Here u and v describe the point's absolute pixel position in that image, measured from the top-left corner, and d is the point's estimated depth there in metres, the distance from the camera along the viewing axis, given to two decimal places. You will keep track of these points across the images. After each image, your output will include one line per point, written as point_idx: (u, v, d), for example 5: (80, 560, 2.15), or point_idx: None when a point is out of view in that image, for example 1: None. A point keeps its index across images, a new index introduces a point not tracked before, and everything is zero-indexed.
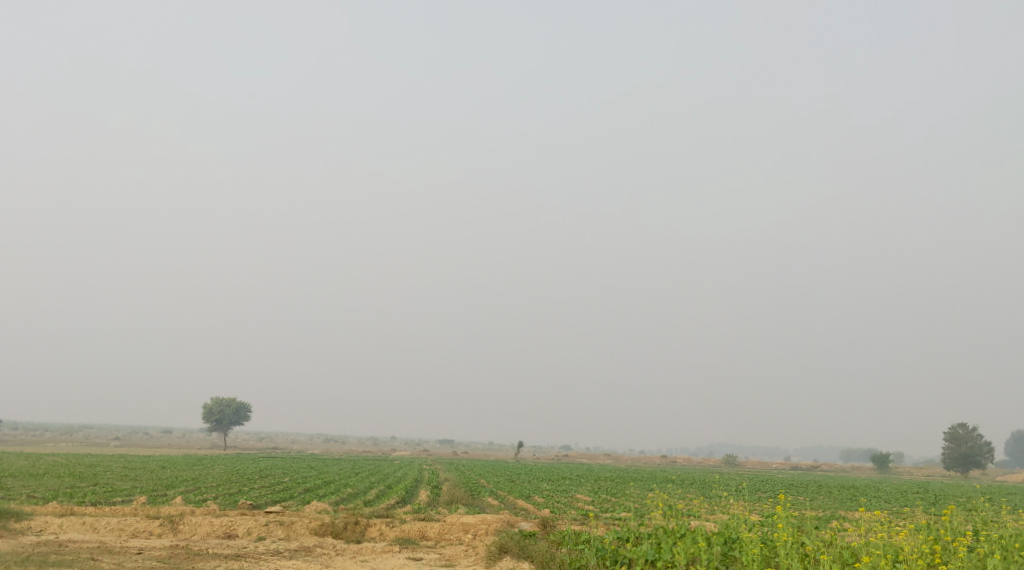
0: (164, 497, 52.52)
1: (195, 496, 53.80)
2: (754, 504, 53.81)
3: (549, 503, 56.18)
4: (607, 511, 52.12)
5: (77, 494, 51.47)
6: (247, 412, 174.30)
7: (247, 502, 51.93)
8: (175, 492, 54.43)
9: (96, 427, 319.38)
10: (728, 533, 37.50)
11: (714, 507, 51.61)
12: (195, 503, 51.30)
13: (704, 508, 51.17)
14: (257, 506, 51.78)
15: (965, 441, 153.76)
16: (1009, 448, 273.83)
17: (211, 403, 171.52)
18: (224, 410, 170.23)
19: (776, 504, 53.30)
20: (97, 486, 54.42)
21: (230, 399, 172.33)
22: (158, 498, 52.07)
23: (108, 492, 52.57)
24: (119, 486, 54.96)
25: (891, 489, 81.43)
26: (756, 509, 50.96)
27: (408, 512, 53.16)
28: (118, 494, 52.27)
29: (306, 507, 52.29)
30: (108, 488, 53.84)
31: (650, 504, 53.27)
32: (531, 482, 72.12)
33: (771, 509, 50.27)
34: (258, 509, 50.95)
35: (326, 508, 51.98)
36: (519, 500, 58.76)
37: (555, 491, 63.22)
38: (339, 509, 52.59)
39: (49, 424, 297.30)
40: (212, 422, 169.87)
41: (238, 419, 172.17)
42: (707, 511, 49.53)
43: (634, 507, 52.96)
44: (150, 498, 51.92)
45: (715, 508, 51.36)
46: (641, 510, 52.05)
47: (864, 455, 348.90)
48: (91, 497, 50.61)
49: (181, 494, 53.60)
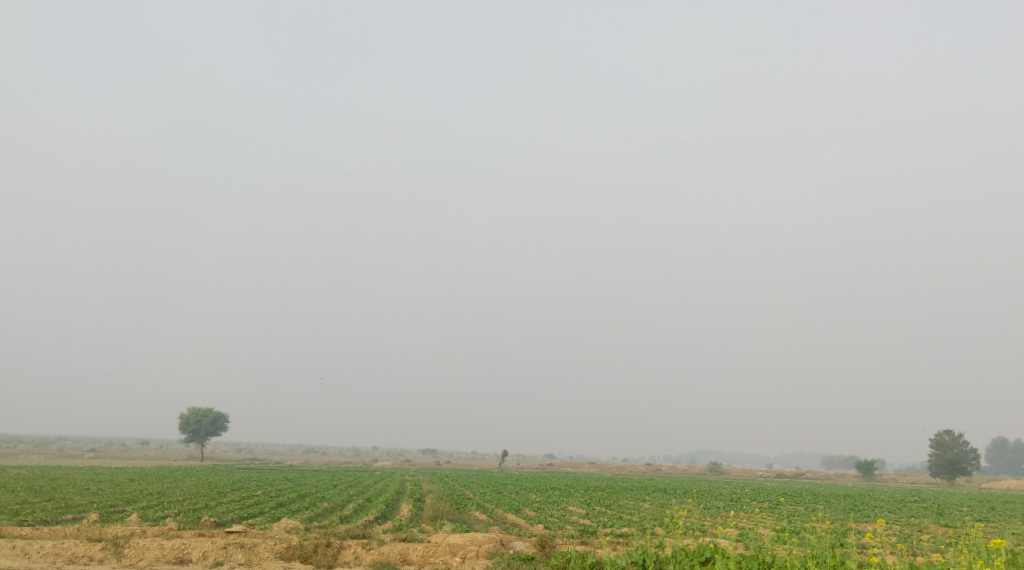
0: (119, 514, 49.06)
1: (153, 512, 50.36)
2: (759, 517, 51.06)
3: (542, 518, 53.20)
4: (607, 529, 49.01)
5: (21, 511, 48.00)
6: (226, 422, 169.91)
7: (210, 519, 48.54)
8: (133, 507, 51.03)
9: (71, 437, 314.10)
10: (762, 556, 34.89)
11: (721, 524, 48.60)
12: (152, 521, 47.92)
13: (712, 525, 48.06)
14: (221, 524, 48.40)
15: (951, 448, 152.09)
16: (990, 453, 273.33)
17: (187, 413, 167.18)
18: (201, 420, 166.00)
19: (783, 518, 50.50)
20: (47, 502, 50.94)
21: (207, 410, 168.05)
22: (112, 515, 48.76)
23: (58, 509, 49.16)
24: (74, 502, 51.43)
25: (887, 498, 79.40)
26: (765, 524, 48.32)
27: (389, 531, 49.88)
28: (70, 510, 48.89)
29: (274, 525, 49.08)
30: (61, 504, 50.40)
31: (655, 521, 50.20)
32: (519, 493, 68.93)
33: (782, 524, 47.64)
34: (220, 528, 47.54)
35: (296, 527, 48.66)
36: (508, 513, 55.82)
37: (545, 503, 60.43)
38: (311, 527, 49.39)
39: (24, 436, 291.18)
40: (189, 433, 165.67)
41: (215, 429, 167.77)
42: (714, 527, 46.76)
43: (637, 525, 49.75)
44: (103, 515, 48.56)
45: (724, 524, 48.46)
46: (643, 526, 49.22)
47: (846, 462, 347.68)
48: (37, 515, 47.17)
49: (138, 511, 50.19)
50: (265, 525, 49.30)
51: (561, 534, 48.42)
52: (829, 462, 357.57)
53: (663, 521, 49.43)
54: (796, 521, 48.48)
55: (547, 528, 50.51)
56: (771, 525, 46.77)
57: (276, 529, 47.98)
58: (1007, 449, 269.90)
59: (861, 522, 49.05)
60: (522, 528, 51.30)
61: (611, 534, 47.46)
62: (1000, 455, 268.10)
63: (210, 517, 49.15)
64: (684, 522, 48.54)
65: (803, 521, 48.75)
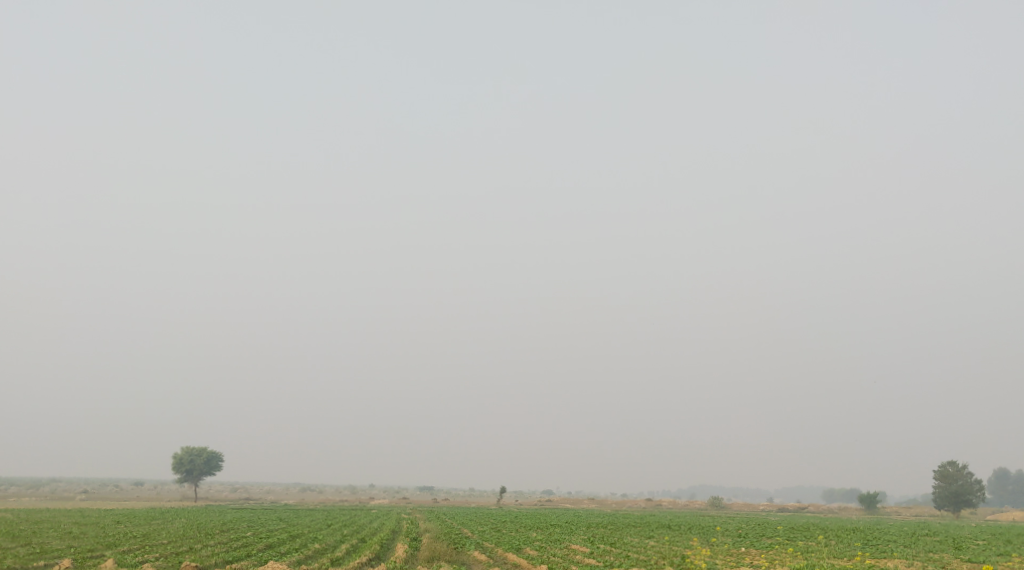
0: (94, 560, 46.97)
1: (133, 556, 48.25)
2: (774, 555, 48.98)
3: (544, 558, 51.01)
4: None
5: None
6: (220, 461, 166.94)
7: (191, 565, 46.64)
8: (112, 552, 48.90)
9: (65, 478, 310.11)
10: None
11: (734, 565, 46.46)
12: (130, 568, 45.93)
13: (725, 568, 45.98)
14: None
15: (956, 479, 149.85)
16: (992, 486, 270.65)
17: (180, 452, 164.24)
18: (194, 460, 163.09)
19: (798, 555, 48.41)
20: (21, 547, 48.82)
21: (201, 449, 165.28)
22: (87, 561, 46.72)
23: (32, 555, 47.06)
24: (50, 546, 49.24)
25: (897, 531, 77.02)
26: (777, 563, 46.31)
27: None
28: (44, 556, 46.86)
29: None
30: (35, 549, 48.28)
31: (665, 562, 48.00)
32: (518, 531, 66.72)
33: (794, 564, 45.65)
34: None
35: None
36: (509, 554, 53.65)
37: (547, 541, 58.39)
38: None
39: (17, 478, 287.71)
40: (183, 473, 162.80)
41: (209, 469, 164.73)
42: None
43: (646, 565, 47.68)
44: (78, 561, 46.59)
45: (733, 565, 46.48)
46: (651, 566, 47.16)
47: (848, 495, 343.41)
48: (8, 563, 45.18)
49: (116, 555, 48.11)
50: None
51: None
52: (830, 496, 353.75)
53: (673, 563, 47.26)
54: (813, 561, 46.36)
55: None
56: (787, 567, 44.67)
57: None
58: (1009, 480, 267.42)
59: (881, 562, 47.02)
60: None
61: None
62: (1003, 486, 265.37)
63: (192, 563, 47.15)
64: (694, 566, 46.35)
65: (821, 560, 46.64)
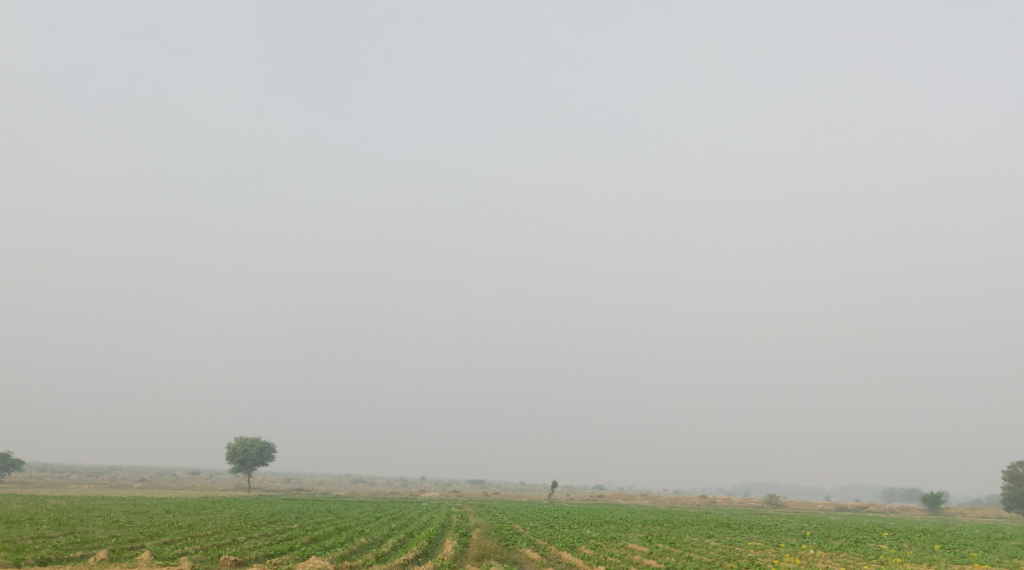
0: (131, 552, 46.06)
1: (172, 548, 47.41)
2: (848, 560, 45.92)
3: (601, 558, 48.79)
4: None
5: (29, 547, 45.50)
6: (273, 451, 167.69)
7: (230, 560, 45.67)
8: (151, 543, 48.15)
9: (128, 467, 317.27)
10: None
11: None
12: (167, 561, 45.00)
13: None
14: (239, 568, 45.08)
15: None
16: None
17: (235, 443, 165.37)
18: (248, 450, 164.03)
19: (875, 560, 45.37)
20: (62, 536, 48.31)
21: (255, 439, 166.17)
22: (125, 553, 45.87)
23: (70, 545, 46.45)
24: (92, 536, 48.59)
25: (972, 534, 72.52)
26: None
27: None
28: (82, 547, 46.24)
29: (300, 565, 45.87)
30: (76, 539, 47.68)
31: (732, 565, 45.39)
32: (572, 528, 64.59)
33: None
34: None
35: None
36: (563, 552, 51.54)
37: (603, 540, 56.16)
38: None
39: (81, 466, 294.71)
40: (236, 463, 163.85)
41: (263, 459, 165.56)
42: None
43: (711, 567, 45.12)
44: (116, 552, 45.77)
45: None
46: None
47: (908, 494, 333.88)
48: (41, 554, 44.55)
49: (156, 547, 47.27)
50: (290, 564, 46.17)
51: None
52: (890, 496, 344.30)
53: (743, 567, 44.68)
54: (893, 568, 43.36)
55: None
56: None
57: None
58: None
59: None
60: None
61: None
62: None
63: (230, 557, 46.10)
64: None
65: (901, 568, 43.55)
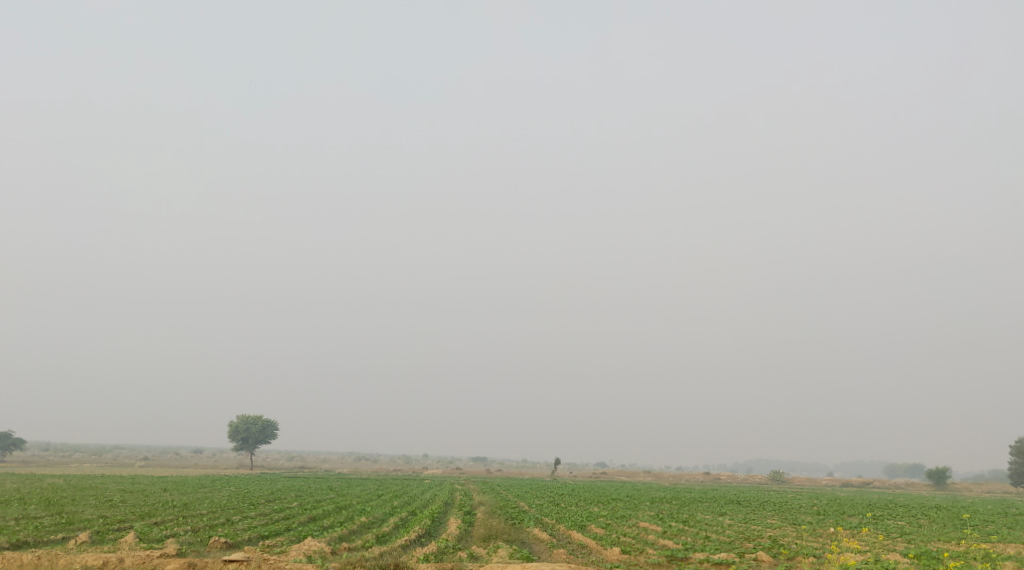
0: (116, 534, 44.45)
1: (161, 529, 45.76)
2: (871, 539, 44.22)
3: (613, 539, 46.94)
4: (700, 555, 42.79)
5: (7, 529, 43.91)
6: (275, 429, 166.45)
7: (219, 542, 44.08)
8: (140, 523, 46.58)
9: (131, 446, 317.43)
10: None
11: (835, 550, 42.08)
12: (150, 543, 43.32)
13: (817, 559, 41.37)
14: (224, 553, 43.26)
15: None
16: None
17: (236, 421, 164.12)
18: (250, 428, 162.73)
19: (901, 539, 43.61)
20: (48, 516, 46.79)
21: (256, 417, 164.83)
22: (107, 535, 44.20)
23: (52, 526, 44.96)
24: (77, 516, 47.03)
25: (988, 510, 70.65)
26: (879, 552, 41.62)
27: (438, 559, 44.48)
28: (64, 529, 44.75)
29: (293, 549, 44.09)
30: (60, 520, 46.16)
31: (752, 545, 43.71)
32: (580, 506, 63.02)
33: (899, 555, 40.97)
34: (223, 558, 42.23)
35: (311, 555, 43.36)
36: (573, 532, 49.88)
37: (613, 518, 54.49)
38: (336, 554, 44.20)
39: (84, 445, 295.02)
40: (238, 441, 162.83)
41: (265, 437, 164.30)
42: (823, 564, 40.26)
43: (732, 549, 43.15)
44: (98, 534, 44.14)
45: (830, 554, 41.80)
46: (737, 552, 42.66)
47: (910, 471, 333.18)
48: (17, 536, 42.96)
49: (142, 527, 45.69)
50: (282, 547, 44.41)
51: (644, 562, 42.74)
52: (893, 472, 343.83)
53: (765, 547, 43.09)
54: (922, 548, 41.75)
55: (625, 552, 44.16)
56: (902, 561, 39.89)
57: (289, 557, 42.95)
58: None
59: (1000, 549, 41.90)
60: (595, 552, 45.14)
61: (707, 564, 41.52)
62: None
63: (220, 539, 44.53)
64: (788, 554, 42.17)
65: (929, 547, 41.95)
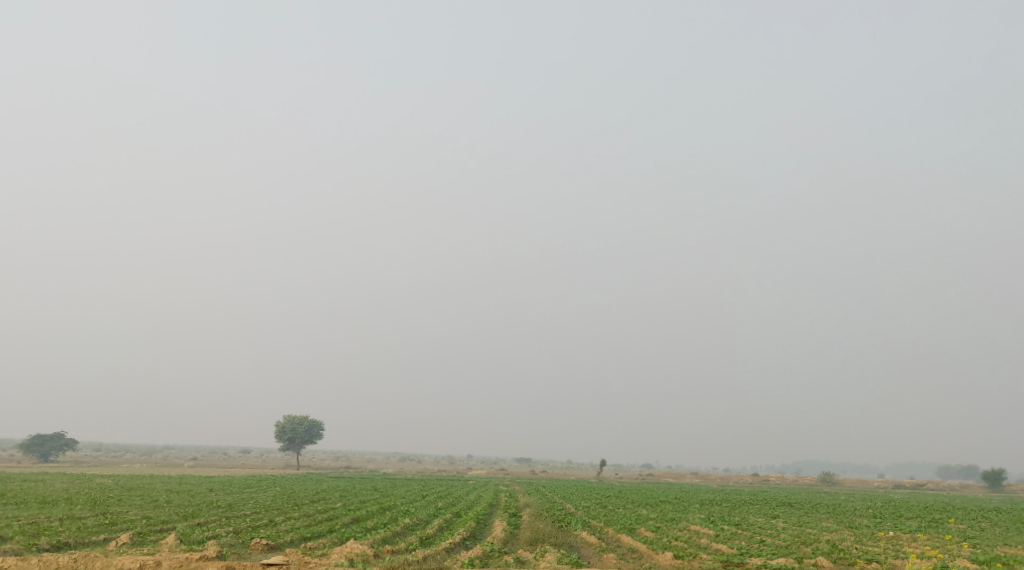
0: (157, 535, 44.35)
1: (202, 531, 45.61)
2: (935, 543, 42.47)
3: (665, 543, 45.72)
4: (757, 560, 41.40)
5: (49, 530, 44.06)
6: (321, 429, 167.35)
7: (260, 544, 43.84)
8: (181, 524, 46.46)
9: (182, 445, 322.25)
10: None
11: (898, 557, 40.46)
12: (191, 545, 43.12)
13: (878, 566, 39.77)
14: (264, 556, 42.85)
15: None
16: None
17: (283, 421, 165.22)
18: (296, 428, 163.68)
19: (967, 544, 41.82)
20: (92, 517, 46.95)
21: (303, 418, 165.79)
22: (149, 536, 44.12)
23: (95, 527, 45.06)
24: (120, 517, 47.07)
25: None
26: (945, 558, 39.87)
27: (484, 563, 43.62)
28: (106, 530, 44.77)
29: (335, 551, 43.61)
30: (103, 521, 46.25)
31: (811, 550, 42.24)
32: (627, 508, 61.88)
33: (965, 561, 39.27)
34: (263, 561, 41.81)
35: (353, 558, 42.76)
36: (622, 535, 48.79)
37: (663, 521, 53.26)
38: (379, 557, 43.55)
39: (135, 445, 300.14)
40: (285, 441, 163.91)
41: (311, 437, 165.24)
42: None
43: (790, 555, 41.71)
44: (139, 536, 44.07)
45: (892, 560, 40.20)
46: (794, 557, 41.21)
47: (965, 472, 325.89)
48: (58, 537, 43.04)
49: (183, 529, 45.56)
50: (324, 550, 43.96)
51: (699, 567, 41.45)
52: (946, 473, 336.68)
53: (824, 552, 41.61)
54: (990, 553, 39.97)
55: (678, 558, 42.92)
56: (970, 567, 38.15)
57: (330, 560, 42.42)
58: None
59: None
60: (646, 557, 44.00)
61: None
62: None
63: (261, 540, 44.25)
64: (849, 560, 40.63)
65: (997, 552, 40.13)
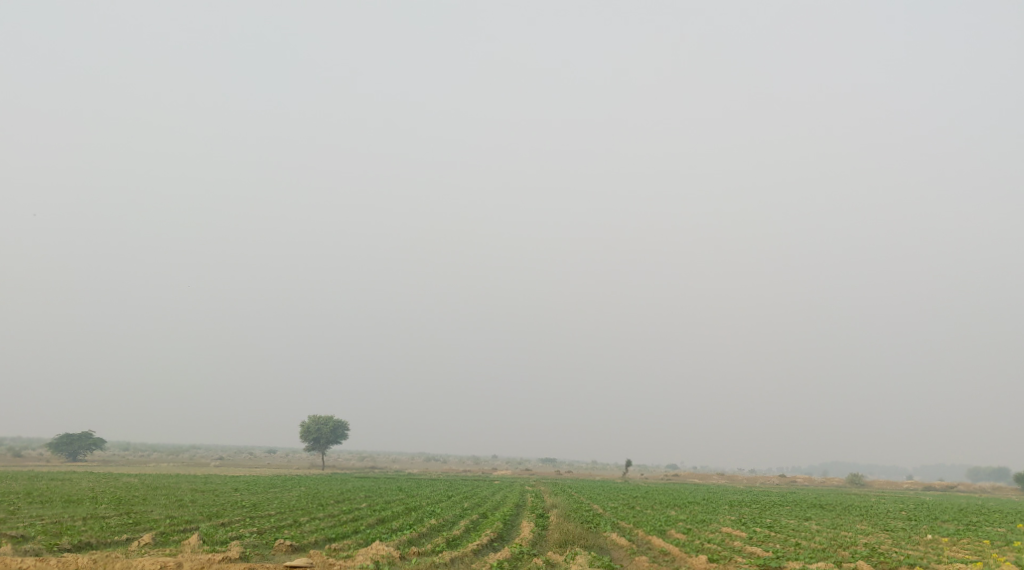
0: (180, 535, 44.08)
1: (225, 530, 45.30)
2: (978, 547, 41.21)
3: (697, 545, 44.79)
4: (795, 564, 40.36)
5: (71, 530, 43.93)
6: (346, 430, 167.53)
7: (285, 544, 43.47)
8: (204, 524, 46.18)
9: (208, 445, 324.07)
10: None
11: (939, 561, 39.30)
12: (214, 546, 42.77)
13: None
14: (286, 557, 42.41)
15: None
16: None
17: (309, 422, 165.51)
18: (322, 428, 163.82)
19: (1010, 548, 40.54)
20: (116, 516, 46.80)
21: (327, 418, 165.99)
22: (172, 536, 43.86)
23: (118, 527, 44.88)
24: (143, 517, 46.86)
25: None
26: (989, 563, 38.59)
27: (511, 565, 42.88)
28: (129, 529, 44.56)
29: (361, 553, 43.07)
30: (126, 520, 46.07)
31: (849, 553, 41.13)
32: (656, 509, 60.97)
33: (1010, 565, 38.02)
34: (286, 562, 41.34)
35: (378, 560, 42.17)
36: (653, 537, 47.91)
37: (693, 523, 52.31)
38: (405, 559, 42.91)
39: (161, 445, 302.29)
40: (310, 441, 164.11)
41: (336, 437, 165.44)
42: None
43: (828, 558, 40.61)
44: (162, 536, 43.82)
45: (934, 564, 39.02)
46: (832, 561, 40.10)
47: (995, 475, 321.35)
48: (80, 537, 42.87)
49: (206, 528, 45.26)
50: (348, 551, 43.45)
51: None
52: (976, 476, 332.23)
53: (863, 555, 40.51)
54: None
55: (712, 561, 41.95)
56: None
57: (356, 562, 41.88)
58: None
59: None
60: (679, 560, 43.09)
61: None
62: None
63: (285, 541, 43.82)
64: (890, 564, 39.50)
65: None
